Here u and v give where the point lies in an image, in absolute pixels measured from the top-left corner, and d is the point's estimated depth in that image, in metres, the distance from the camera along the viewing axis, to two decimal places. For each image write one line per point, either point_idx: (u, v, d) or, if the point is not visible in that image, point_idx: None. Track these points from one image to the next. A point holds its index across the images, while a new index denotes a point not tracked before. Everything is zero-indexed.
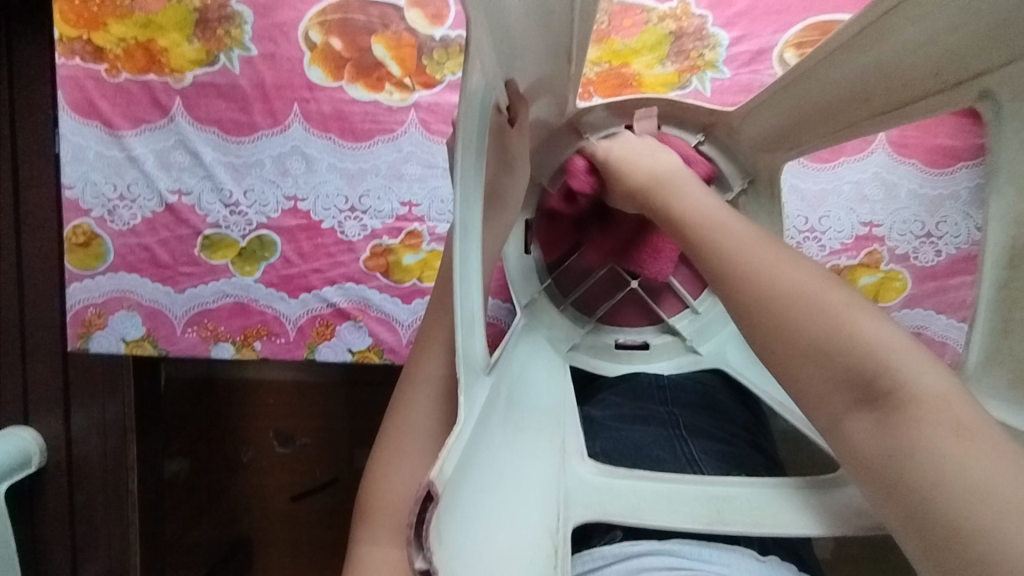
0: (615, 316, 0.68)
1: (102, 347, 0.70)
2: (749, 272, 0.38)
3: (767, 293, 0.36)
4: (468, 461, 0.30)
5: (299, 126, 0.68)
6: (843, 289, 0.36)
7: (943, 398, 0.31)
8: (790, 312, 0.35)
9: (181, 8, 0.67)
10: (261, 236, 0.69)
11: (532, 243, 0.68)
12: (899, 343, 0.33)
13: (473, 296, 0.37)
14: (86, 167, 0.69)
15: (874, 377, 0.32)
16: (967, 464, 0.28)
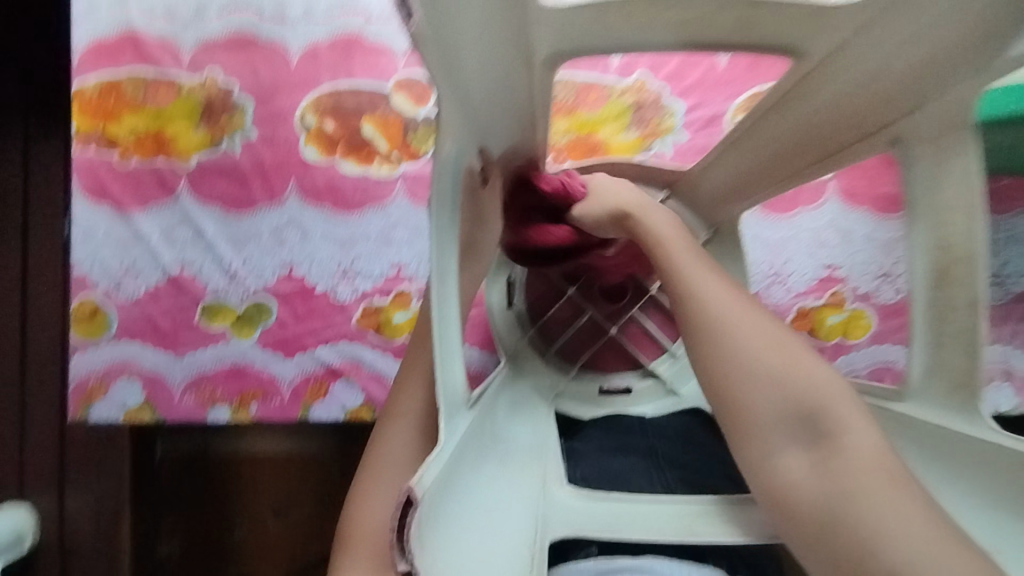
0: (599, 361, 0.70)
1: (102, 416, 0.73)
2: (732, 342, 0.46)
3: (742, 363, 0.45)
4: (448, 480, 0.36)
5: (295, 199, 0.74)
6: (790, 350, 0.45)
7: (866, 448, 0.42)
8: (772, 377, 0.45)
9: (188, 100, 0.74)
10: (259, 301, 0.73)
11: (517, 296, 0.71)
12: (828, 392, 0.44)
13: (451, 340, 0.41)
14: (96, 245, 0.74)
15: (810, 414, 0.43)
16: (907, 517, 0.39)
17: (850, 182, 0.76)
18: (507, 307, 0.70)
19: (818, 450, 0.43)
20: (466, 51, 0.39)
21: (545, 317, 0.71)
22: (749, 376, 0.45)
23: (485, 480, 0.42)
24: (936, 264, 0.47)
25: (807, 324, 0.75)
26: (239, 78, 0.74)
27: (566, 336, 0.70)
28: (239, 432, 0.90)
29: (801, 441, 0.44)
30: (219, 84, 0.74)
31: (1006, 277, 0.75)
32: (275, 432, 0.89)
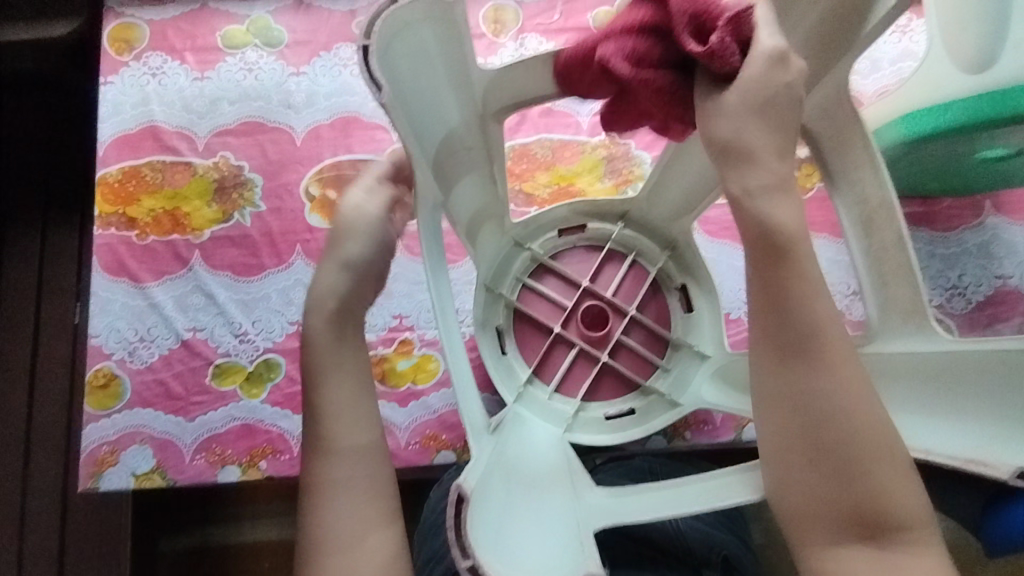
0: (597, 393, 0.74)
1: (112, 484, 0.73)
2: (825, 425, 0.41)
3: (823, 441, 0.41)
4: (485, 487, 0.46)
5: (301, 261, 0.80)
6: (886, 447, 0.41)
7: (919, 526, 0.41)
8: (853, 467, 0.41)
9: (202, 181, 0.82)
10: (268, 359, 0.77)
11: (507, 344, 0.74)
12: (910, 503, 0.41)
13: (462, 367, 0.50)
14: (112, 316, 0.78)
15: (886, 522, 0.41)
16: None
17: (809, 213, 0.83)
18: (501, 353, 0.73)
19: (879, 548, 0.41)
20: (440, 109, 0.49)
21: (538, 359, 0.74)
22: (827, 462, 0.41)
23: (524, 491, 0.51)
24: (860, 215, 0.55)
25: None
26: (249, 159, 0.83)
27: (563, 373, 0.73)
28: (238, 521, 1.02)
29: (867, 538, 0.41)
30: (231, 165, 0.82)
31: (966, 287, 0.79)
32: (273, 517, 1.02)
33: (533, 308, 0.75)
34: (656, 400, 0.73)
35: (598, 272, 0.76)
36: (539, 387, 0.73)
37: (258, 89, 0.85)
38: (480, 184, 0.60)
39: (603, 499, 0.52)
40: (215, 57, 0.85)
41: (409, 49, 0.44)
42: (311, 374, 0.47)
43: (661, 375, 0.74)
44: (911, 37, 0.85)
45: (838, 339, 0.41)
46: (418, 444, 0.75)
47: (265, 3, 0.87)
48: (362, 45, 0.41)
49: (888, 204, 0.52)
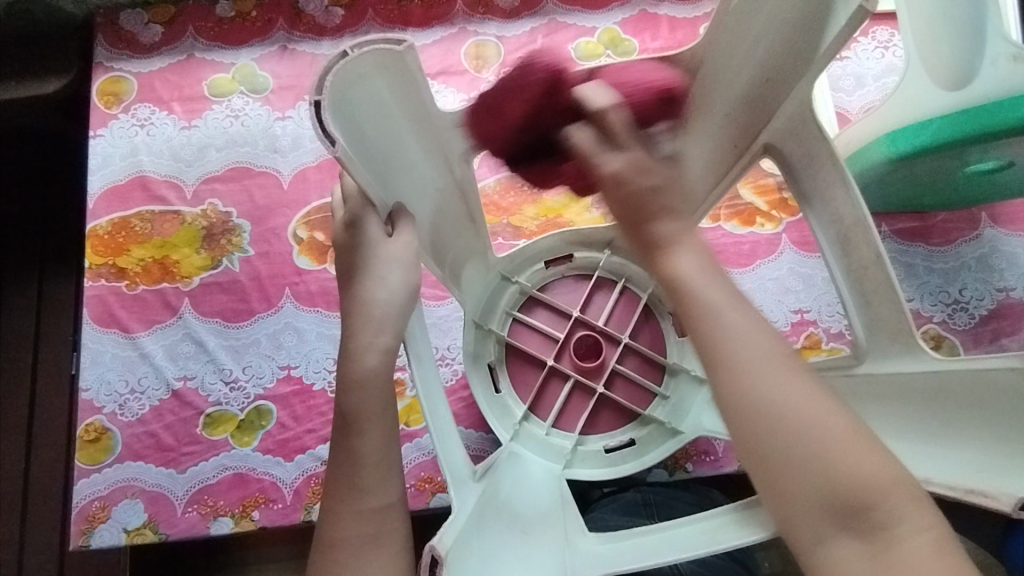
0: (593, 425, 0.72)
1: (104, 541, 0.72)
2: (763, 411, 0.36)
3: (769, 437, 0.36)
4: (463, 549, 0.44)
5: (290, 304, 0.79)
6: (838, 413, 0.36)
7: (897, 499, 0.34)
8: (801, 447, 0.36)
9: (191, 229, 0.82)
10: (258, 406, 0.76)
11: (501, 380, 0.73)
12: (895, 479, 0.35)
13: (444, 422, 0.49)
14: (103, 368, 0.77)
15: (866, 508, 0.34)
16: None
17: (801, 233, 0.81)
18: (493, 390, 0.72)
19: (869, 539, 0.34)
20: (399, 154, 0.47)
21: (532, 394, 0.72)
22: (781, 454, 0.36)
23: (511, 539, 0.50)
24: (837, 232, 0.53)
25: None
26: (237, 205, 0.83)
27: (558, 408, 0.71)
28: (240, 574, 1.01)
29: (850, 527, 0.35)
30: (219, 212, 0.83)
31: (967, 301, 0.77)
32: (277, 568, 1.01)
33: (523, 341, 0.74)
34: (655, 431, 0.70)
35: (588, 301, 0.75)
36: (535, 421, 0.71)
37: (244, 135, 0.85)
38: (453, 222, 0.59)
39: (594, 546, 0.51)
40: (201, 106, 0.86)
41: (366, 99, 0.42)
42: (348, 422, 0.45)
43: (659, 403, 0.72)
44: (893, 52, 0.85)
45: (738, 320, 0.39)
46: (413, 487, 0.73)
47: (249, 50, 0.89)
48: (314, 102, 0.37)
49: (860, 221, 0.50)
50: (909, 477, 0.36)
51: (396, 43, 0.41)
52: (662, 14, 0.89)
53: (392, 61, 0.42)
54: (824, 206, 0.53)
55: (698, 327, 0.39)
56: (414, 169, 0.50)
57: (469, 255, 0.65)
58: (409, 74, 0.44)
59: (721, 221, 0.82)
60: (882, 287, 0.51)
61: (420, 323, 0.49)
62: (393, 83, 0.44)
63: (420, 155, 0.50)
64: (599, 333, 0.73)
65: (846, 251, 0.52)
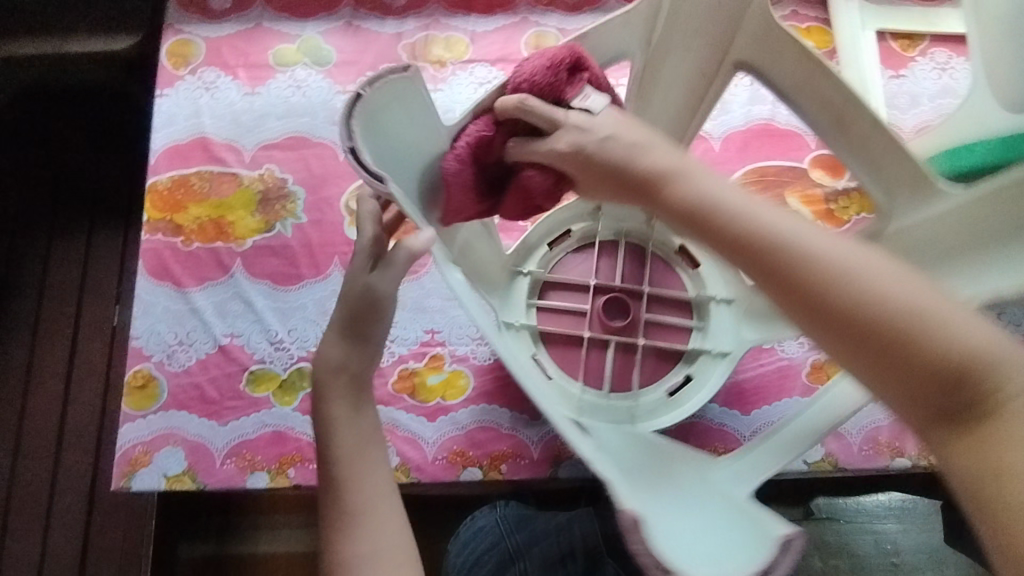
0: (644, 381, 0.73)
1: (143, 485, 0.74)
2: (855, 310, 0.40)
3: (859, 331, 0.40)
4: (642, 497, 0.46)
5: (338, 273, 0.81)
6: (923, 292, 0.39)
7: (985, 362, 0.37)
8: (893, 336, 0.39)
9: (248, 192, 0.84)
10: (301, 368, 0.78)
11: (548, 367, 0.72)
12: (990, 339, 0.37)
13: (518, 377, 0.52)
14: (154, 319, 0.80)
15: (967, 373, 0.37)
16: None
17: None
18: (536, 367, 0.71)
19: (973, 407, 0.37)
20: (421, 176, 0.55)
21: (579, 372, 0.73)
22: (863, 340, 0.40)
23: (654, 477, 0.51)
24: (829, 117, 0.57)
25: (822, 377, 0.78)
26: (293, 173, 0.85)
27: (609, 375, 0.72)
28: (257, 535, 1.03)
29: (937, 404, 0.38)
30: (276, 177, 0.85)
31: None
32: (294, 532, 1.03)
33: (552, 326, 0.75)
34: (694, 354, 0.73)
35: (600, 264, 0.77)
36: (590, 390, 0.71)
37: (305, 106, 0.88)
38: (471, 222, 0.65)
39: (728, 480, 0.54)
40: (266, 74, 0.89)
41: (390, 122, 0.52)
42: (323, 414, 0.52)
43: (696, 332, 0.74)
44: (949, 74, 0.87)
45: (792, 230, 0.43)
46: (445, 459, 0.75)
47: (316, 23, 0.91)
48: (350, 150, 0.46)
49: (850, 101, 0.55)
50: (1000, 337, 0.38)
51: (402, 70, 0.52)
52: None
53: (401, 89, 0.52)
54: (809, 95, 0.58)
55: (756, 249, 0.43)
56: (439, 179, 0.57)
57: (489, 263, 0.69)
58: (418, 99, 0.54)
59: None
60: (889, 145, 0.54)
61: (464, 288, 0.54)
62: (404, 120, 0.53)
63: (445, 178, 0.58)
64: (617, 291, 0.75)
65: (842, 130, 0.57)
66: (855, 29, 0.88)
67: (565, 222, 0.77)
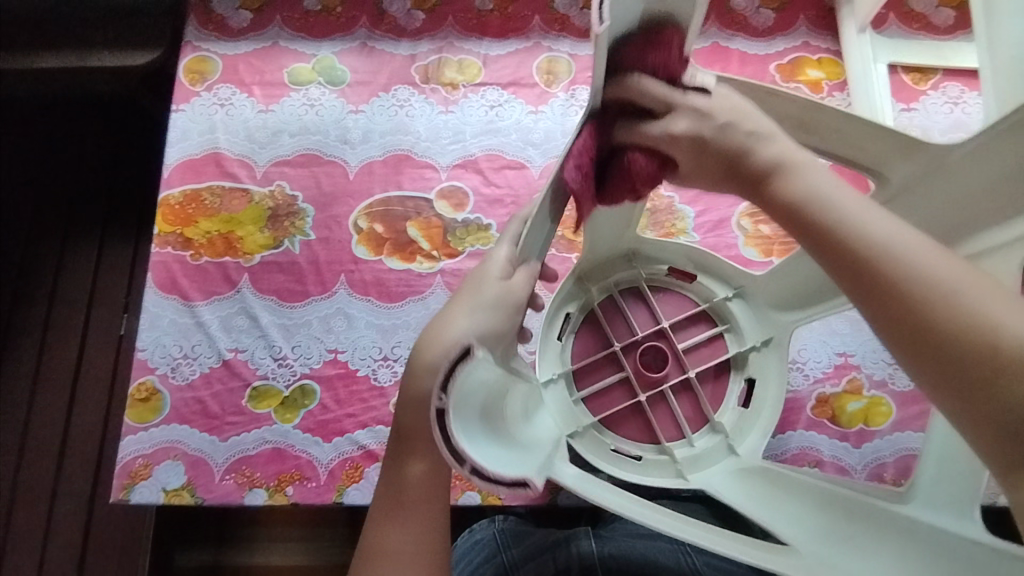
0: (711, 401, 0.73)
1: (142, 498, 0.74)
2: (962, 330, 0.38)
3: (962, 355, 0.38)
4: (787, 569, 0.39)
5: (344, 291, 0.82)
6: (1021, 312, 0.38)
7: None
8: (989, 366, 0.37)
9: (258, 208, 0.85)
10: (303, 385, 0.78)
11: (630, 451, 0.71)
12: None
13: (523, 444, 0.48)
14: (159, 332, 0.80)
15: None
16: None
17: None
18: (610, 447, 0.70)
19: None
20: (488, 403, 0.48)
21: (655, 430, 0.71)
22: (968, 375, 0.37)
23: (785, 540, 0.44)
24: (795, 120, 0.57)
25: (827, 411, 0.77)
26: (303, 190, 0.86)
27: (684, 415, 0.71)
28: (251, 544, 1.02)
29: (979, 388, 0.37)
30: (286, 194, 0.86)
31: None
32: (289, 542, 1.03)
33: (606, 409, 0.73)
34: (738, 358, 0.74)
35: (607, 319, 0.75)
36: (677, 443, 0.71)
37: (317, 124, 0.89)
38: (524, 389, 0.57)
39: None
40: (280, 92, 0.90)
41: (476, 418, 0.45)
42: (400, 442, 0.51)
43: (730, 337, 0.74)
44: (962, 108, 0.87)
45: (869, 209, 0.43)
46: None
47: (331, 44, 0.92)
48: (470, 471, 0.42)
49: (808, 106, 0.55)
50: None
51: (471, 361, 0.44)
52: (734, 48, 0.92)
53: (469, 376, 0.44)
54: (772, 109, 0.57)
55: (852, 249, 0.42)
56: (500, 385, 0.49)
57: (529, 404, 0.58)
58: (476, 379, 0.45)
59: (774, 257, 0.82)
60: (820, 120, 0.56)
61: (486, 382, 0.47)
62: (468, 385, 0.44)
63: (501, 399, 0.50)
64: (645, 342, 0.73)
65: (806, 130, 0.58)
66: (865, 61, 0.88)
67: (560, 309, 0.75)
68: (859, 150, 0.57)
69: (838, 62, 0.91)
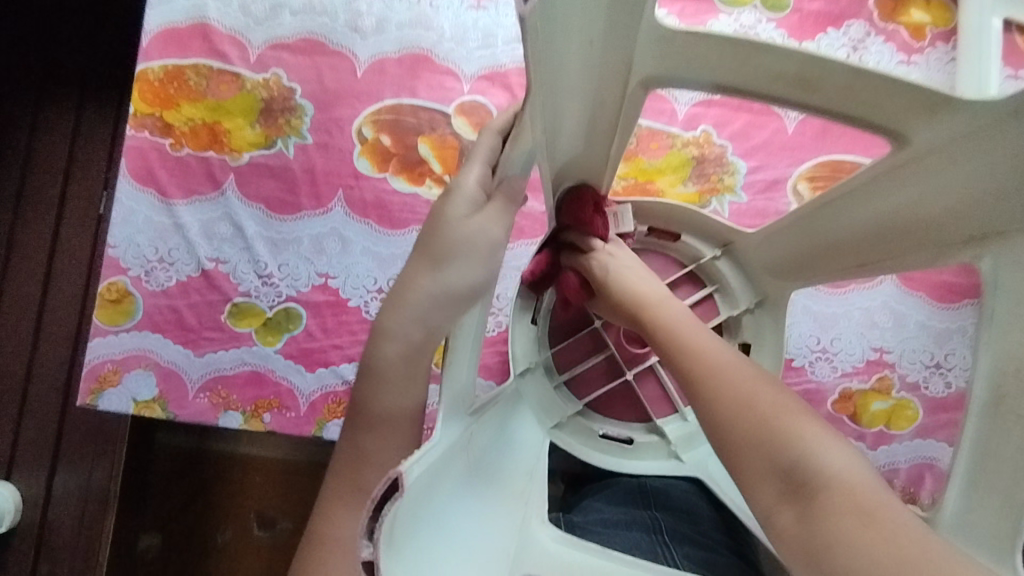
0: None
1: (111, 405, 0.70)
2: (724, 396, 0.41)
3: (729, 415, 0.40)
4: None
5: (340, 209, 0.73)
6: (780, 392, 0.41)
7: (861, 493, 0.34)
8: (746, 422, 0.39)
9: (249, 97, 0.74)
10: (289, 308, 0.71)
11: (620, 434, 0.67)
12: (816, 431, 0.38)
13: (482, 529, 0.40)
14: (133, 229, 0.72)
15: (794, 464, 0.37)
16: (856, 543, 0.32)
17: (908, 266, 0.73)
18: (599, 434, 0.66)
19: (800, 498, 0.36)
20: (447, 500, 0.37)
21: (646, 408, 0.68)
22: (730, 432, 0.40)
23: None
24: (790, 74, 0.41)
25: (848, 407, 0.71)
26: (303, 82, 0.74)
27: (673, 385, 0.67)
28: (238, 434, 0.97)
29: (786, 490, 0.36)
30: (282, 85, 0.74)
31: None
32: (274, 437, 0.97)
33: (591, 391, 0.68)
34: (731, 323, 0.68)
35: None
36: (668, 419, 0.66)
37: (324, 4, 0.75)
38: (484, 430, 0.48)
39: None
40: None
41: (434, 548, 0.34)
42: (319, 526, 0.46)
43: (721, 299, 0.68)
44: None
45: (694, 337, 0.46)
46: None
47: None
48: None
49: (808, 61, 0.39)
50: (792, 429, 0.38)
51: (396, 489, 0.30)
52: None
53: (413, 500, 0.32)
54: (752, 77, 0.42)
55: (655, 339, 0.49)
56: (452, 464, 0.38)
57: (495, 442, 0.49)
58: (420, 496, 0.33)
59: None
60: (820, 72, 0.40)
61: (435, 485, 0.35)
62: (405, 515, 0.31)
63: (457, 487, 0.39)
64: None
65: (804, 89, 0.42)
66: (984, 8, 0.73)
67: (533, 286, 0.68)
68: (872, 106, 0.41)
69: (949, 6, 0.76)
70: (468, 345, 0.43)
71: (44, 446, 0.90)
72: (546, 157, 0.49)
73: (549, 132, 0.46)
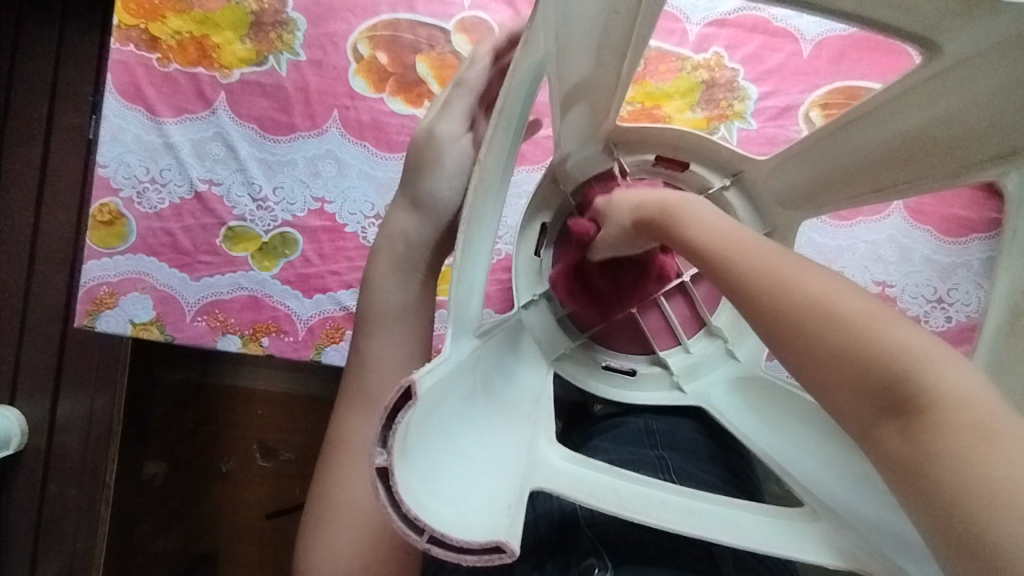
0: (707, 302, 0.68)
1: (108, 327, 0.69)
2: (795, 307, 0.35)
3: (805, 331, 0.34)
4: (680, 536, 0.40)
5: (336, 131, 0.70)
6: (859, 294, 0.35)
7: (975, 405, 0.30)
8: (827, 336, 0.34)
9: (239, 10, 0.71)
10: (285, 233, 0.70)
11: (624, 365, 0.66)
12: (914, 337, 0.32)
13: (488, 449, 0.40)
14: (123, 148, 0.70)
15: (896, 381, 0.31)
16: (977, 465, 0.28)
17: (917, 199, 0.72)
18: (602, 365, 0.66)
19: (903, 416, 0.31)
20: (452, 417, 0.37)
21: (649, 340, 0.68)
22: (811, 349, 0.34)
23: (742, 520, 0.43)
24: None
25: None
26: None
27: (677, 319, 0.67)
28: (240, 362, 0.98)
29: (885, 410, 0.32)
30: None
31: None
32: (276, 366, 0.98)
33: (595, 322, 0.68)
34: None
35: None
36: (672, 350, 0.66)
37: None
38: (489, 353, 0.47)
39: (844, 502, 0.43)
40: None
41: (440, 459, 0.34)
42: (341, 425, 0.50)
43: None
44: None
45: (750, 242, 0.39)
46: None
47: None
48: (429, 543, 0.30)
49: None
50: (883, 336, 0.32)
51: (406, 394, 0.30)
52: None
53: (423, 405, 0.32)
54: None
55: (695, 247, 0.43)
56: (456, 383, 0.38)
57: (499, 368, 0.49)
58: (428, 406, 0.33)
59: None
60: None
61: (442, 397, 0.36)
62: (416, 424, 0.31)
63: (465, 402, 0.39)
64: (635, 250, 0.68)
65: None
66: None
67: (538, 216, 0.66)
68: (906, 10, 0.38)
69: None
70: (477, 265, 0.42)
71: (47, 371, 0.90)
72: (555, 69, 0.46)
73: (561, 42, 0.43)
